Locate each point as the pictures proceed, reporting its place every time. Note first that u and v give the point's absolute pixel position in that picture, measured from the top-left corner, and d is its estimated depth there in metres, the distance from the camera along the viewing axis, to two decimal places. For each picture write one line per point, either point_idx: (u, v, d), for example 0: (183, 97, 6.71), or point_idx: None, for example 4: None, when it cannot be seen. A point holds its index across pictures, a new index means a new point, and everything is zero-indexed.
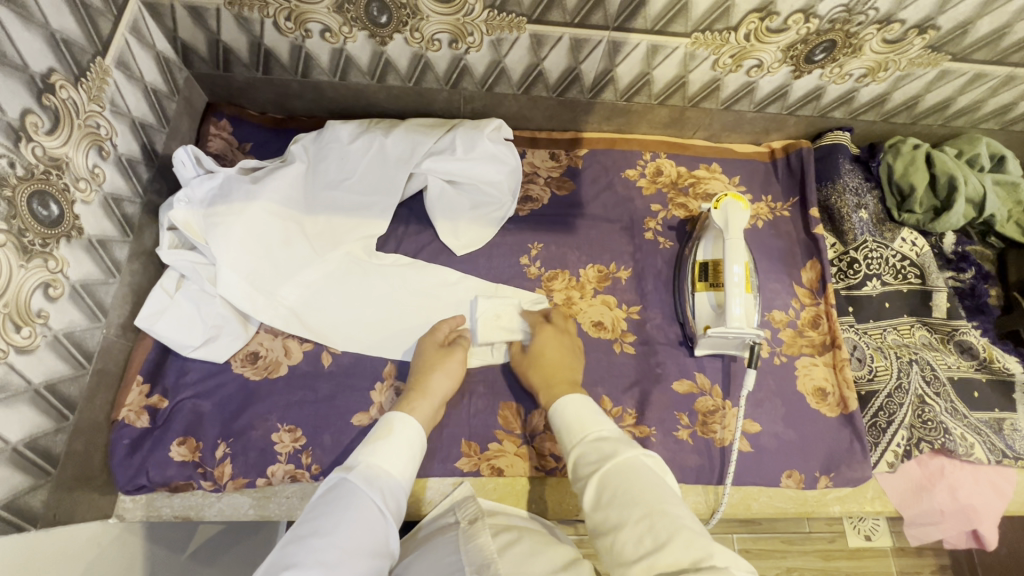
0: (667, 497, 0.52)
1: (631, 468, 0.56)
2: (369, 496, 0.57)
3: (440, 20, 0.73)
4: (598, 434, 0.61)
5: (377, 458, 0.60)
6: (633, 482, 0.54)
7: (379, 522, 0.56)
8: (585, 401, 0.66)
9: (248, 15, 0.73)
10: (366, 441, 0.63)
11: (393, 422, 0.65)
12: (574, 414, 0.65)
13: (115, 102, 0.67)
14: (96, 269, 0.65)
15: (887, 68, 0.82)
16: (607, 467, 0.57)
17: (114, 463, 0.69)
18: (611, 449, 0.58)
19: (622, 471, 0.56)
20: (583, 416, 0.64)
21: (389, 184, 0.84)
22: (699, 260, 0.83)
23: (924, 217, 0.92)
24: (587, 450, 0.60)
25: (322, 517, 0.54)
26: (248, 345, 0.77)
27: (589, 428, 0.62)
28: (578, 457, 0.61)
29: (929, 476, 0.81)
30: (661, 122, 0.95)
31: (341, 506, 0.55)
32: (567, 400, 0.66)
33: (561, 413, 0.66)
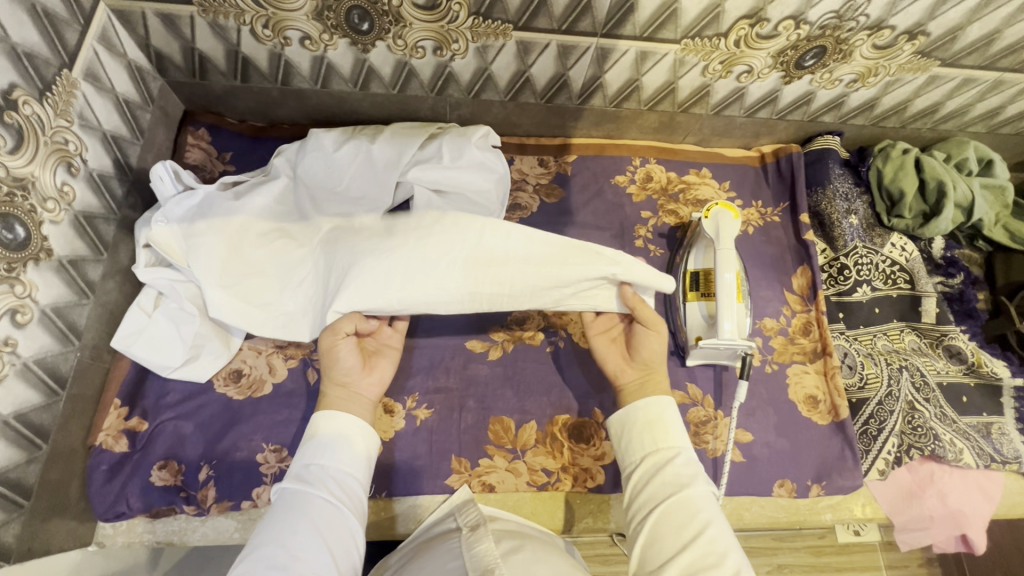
0: (732, 544, 0.54)
1: (705, 500, 0.57)
2: (320, 496, 0.57)
3: (424, 28, 0.71)
4: (687, 457, 0.61)
5: (323, 459, 0.60)
6: (711, 519, 0.56)
7: (331, 514, 0.56)
8: (674, 410, 0.65)
9: (223, 23, 0.70)
10: (307, 446, 0.62)
11: (325, 416, 0.64)
12: (664, 419, 0.64)
13: (84, 115, 0.64)
14: (68, 290, 0.63)
15: (877, 74, 0.82)
16: (683, 494, 0.58)
17: (92, 489, 0.67)
18: (695, 478, 0.59)
19: (701, 502, 0.57)
20: (672, 429, 0.63)
21: (377, 190, 0.80)
22: (690, 270, 0.82)
23: (913, 222, 0.92)
24: (670, 464, 0.61)
25: (271, 531, 0.53)
26: (230, 363, 0.75)
27: (675, 443, 0.62)
28: (658, 467, 0.61)
29: (918, 482, 0.81)
30: (651, 127, 0.94)
31: (288, 515, 0.54)
32: (658, 399, 0.65)
33: (644, 414, 0.64)
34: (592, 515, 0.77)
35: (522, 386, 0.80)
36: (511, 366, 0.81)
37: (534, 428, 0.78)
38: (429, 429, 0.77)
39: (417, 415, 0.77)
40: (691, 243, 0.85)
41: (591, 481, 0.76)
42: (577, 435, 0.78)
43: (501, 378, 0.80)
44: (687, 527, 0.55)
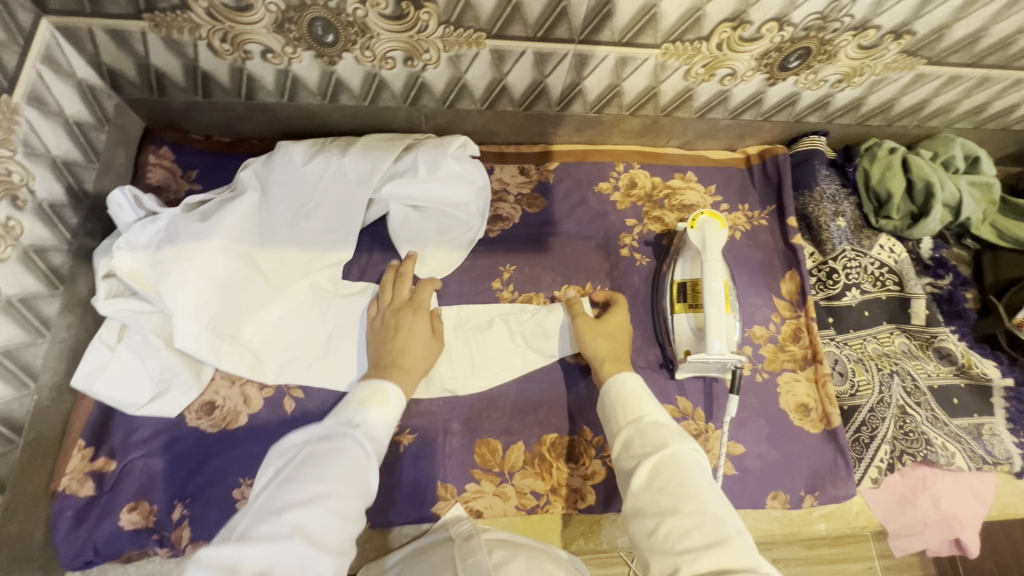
0: (714, 497, 0.51)
1: (682, 458, 0.54)
2: (361, 455, 0.54)
3: (392, 38, 0.67)
4: (654, 419, 0.59)
5: (366, 423, 0.57)
6: (689, 477, 0.52)
7: (359, 477, 0.52)
8: (635, 383, 0.63)
9: (178, 37, 0.66)
10: (353, 405, 0.59)
11: (379, 387, 0.61)
12: (628, 394, 0.62)
13: (28, 143, 0.60)
14: (20, 331, 0.60)
15: (863, 74, 0.79)
16: (656, 458, 0.54)
17: (57, 537, 0.63)
18: (665, 438, 0.56)
19: (676, 465, 0.54)
20: (634, 400, 0.61)
21: (349, 211, 0.78)
22: (676, 280, 0.79)
23: (901, 223, 0.91)
24: (640, 434, 0.58)
25: (302, 472, 0.50)
26: (202, 395, 0.71)
27: (638, 411, 0.60)
28: (629, 442, 0.58)
29: (911, 487, 0.80)
30: (634, 131, 0.91)
31: (323, 461, 0.51)
32: (619, 379, 0.64)
33: (612, 392, 0.63)
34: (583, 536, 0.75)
35: (507, 406, 0.78)
36: (495, 387, 0.78)
37: (521, 450, 0.76)
38: (413, 455, 0.74)
39: (400, 441, 0.74)
40: (676, 253, 0.83)
41: (581, 501, 0.75)
42: (566, 453, 0.76)
43: (486, 399, 0.78)
44: (664, 491, 0.52)
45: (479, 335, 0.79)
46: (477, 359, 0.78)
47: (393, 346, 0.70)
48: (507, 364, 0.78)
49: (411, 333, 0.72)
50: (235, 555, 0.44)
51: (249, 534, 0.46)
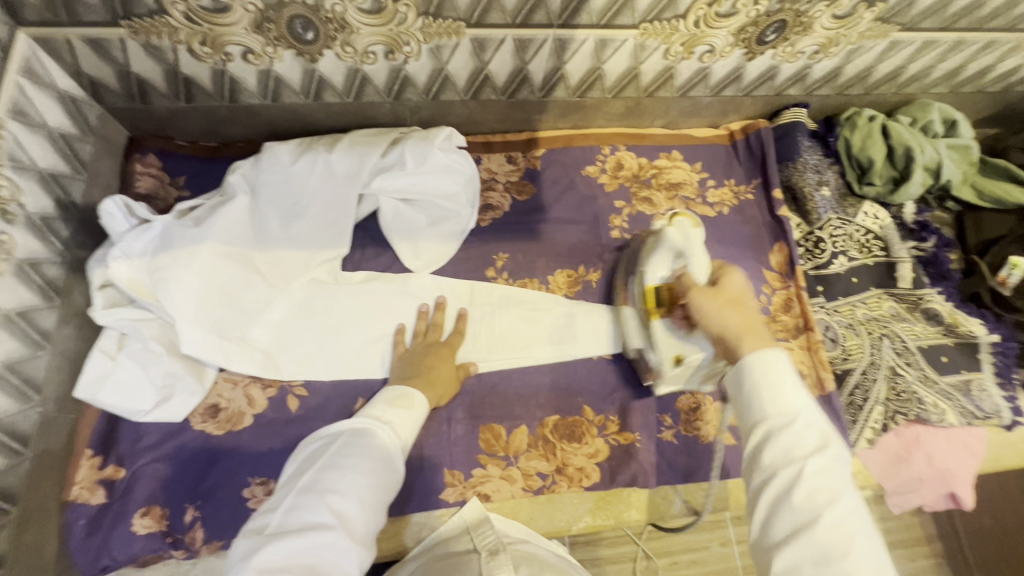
0: (859, 527, 0.43)
1: (835, 469, 0.44)
2: (391, 446, 0.56)
3: (373, 32, 0.68)
4: (806, 418, 0.46)
5: (395, 419, 0.59)
6: (840, 495, 0.43)
7: (388, 471, 0.53)
8: (782, 364, 0.49)
9: (158, 43, 0.66)
10: (382, 402, 0.61)
11: (406, 390, 0.64)
12: (768, 379, 0.48)
13: (15, 156, 0.60)
14: (19, 344, 0.61)
15: (839, 44, 0.81)
16: (811, 465, 0.44)
17: (72, 546, 0.64)
18: (821, 440, 0.45)
19: (823, 477, 0.44)
20: (776, 390, 0.48)
21: (340, 208, 0.79)
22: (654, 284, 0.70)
23: (884, 189, 0.93)
24: (789, 436, 0.45)
25: (336, 464, 0.51)
26: (207, 398, 0.72)
27: (784, 404, 0.47)
28: (773, 436, 0.46)
29: (905, 445, 0.82)
30: (618, 114, 0.92)
31: (356, 452, 0.53)
32: (761, 358, 0.49)
33: (747, 375, 0.49)
34: (591, 514, 0.76)
35: (509, 392, 0.79)
36: (497, 373, 0.80)
37: (524, 433, 0.77)
38: (419, 444, 0.75)
39: None
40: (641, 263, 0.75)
41: (586, 479, 0.76)
42: (569, 434, 0.78)
43: (488, 386, 0.79)
44: (804, 503, 0.43)
45: (484, 323, 0.82)
46: (490, 337, 0.81)
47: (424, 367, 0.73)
48: (515, 346, 0.81)
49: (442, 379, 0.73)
50: (272, 549, 0.44)
51: (281, 527, 0.46)
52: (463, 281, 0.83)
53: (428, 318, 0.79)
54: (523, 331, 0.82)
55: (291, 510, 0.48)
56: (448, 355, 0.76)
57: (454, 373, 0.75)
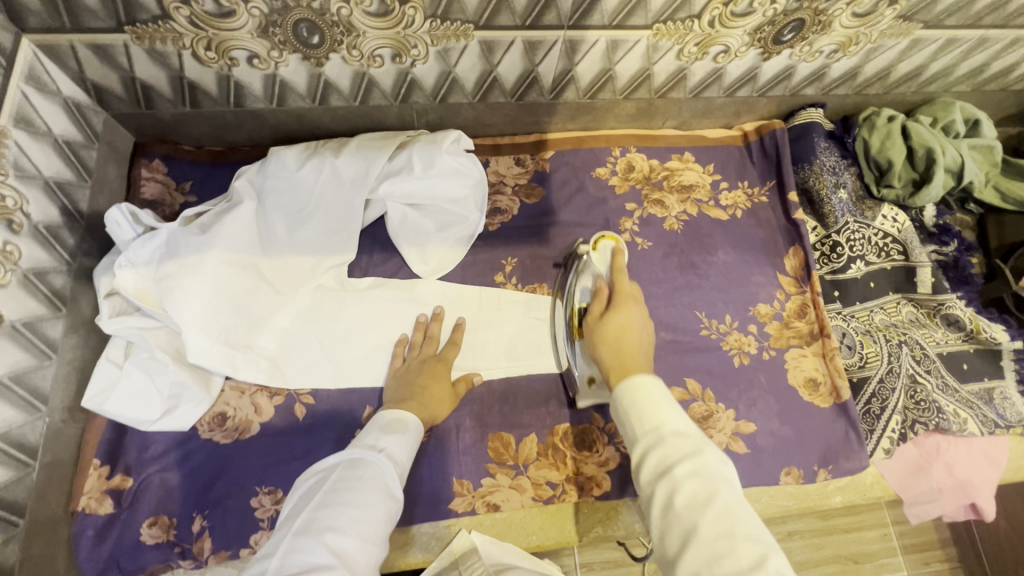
0: (744, 517, 0.41)
1: (709, 469, 0.43)
2: (389, 474, 0.54)
3: (379, 36, 0.66)
4: (675, 426, 0.47)
5: (391, 445, 0.58)
6: (717, 493, 0.42)
7: (386, 503, 0.52)
8: (649, 382, 0.51)
9: (161, 48, 0.65)
10: (376, 429, 0.60)
11: (400, 414, 0.63)
12: (639, 396, 0.50)
13: (19, 165, 0.60)
14: (26, 355, 0.61)
15: (859, 42, 0.78)
16: (682, 468, 0.43)
17: (80, 556, 0.64)
18: (695, 446, 0.45)
19: (699, 478, 0.43)
20: (647, 405, 0.49)
21: (347, 213, 0.78)
22: (577, 306, 0.76)
23: (903, 191, 0.90)
24: (665, 447, 0.46)
25: (333, 500, 0.50)
26: (213, 407, 0.71)
27: (656, 419, 0.48)
28: (648, 454, 0.46)
29: (925, 455, 0.80)
30: (629, 115, 0.90)
31: (353, 485, 0.51)
32: (629, 381, 0.51)
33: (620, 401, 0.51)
34: (599, 524, 0.75)
35: (517, 399, 0.78)
36: (505, 381, 0.78)
37: (534, 442, 0.76)
38: (426, 452, 0.74)
39: None
40: (570, 277, 0.79)
41: (597, 488, 0.75)
42: (578, 442, 0.76)
43: (496, 394, 0.78)
44: (686, 507, 0.42)
45: (491, 329, 0.81)
46: (498, 344, 0.80)
47: (420, 385, 0.71)
48: (522, 353, 0.80)
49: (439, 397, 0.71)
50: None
51: (278, 571, 0.44)
52: (471, 287, 0.82)
53: (425, 330, 0.78)
54: (532, 337, 0.81)
55: (290, 553, 0.45)
56: (444, 372, 0.74)
57: (451, 391, 0.73)
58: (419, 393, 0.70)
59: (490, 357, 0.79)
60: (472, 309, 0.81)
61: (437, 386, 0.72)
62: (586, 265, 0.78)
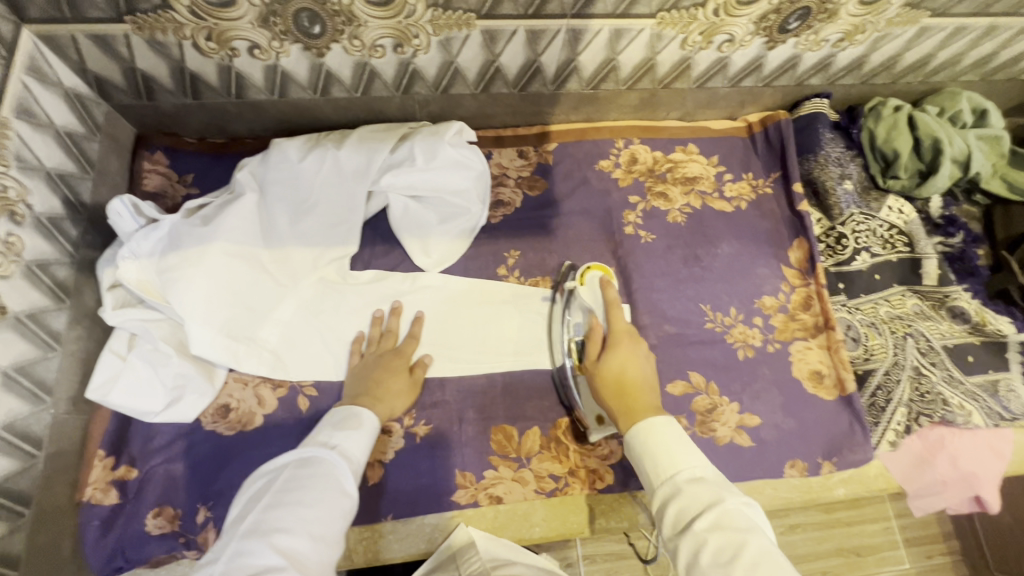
0: (772, 562, 0.42)
1: (732, 519, 0.45)
2: (342, 471, 0.54)
3: (380, 25, 0.66)
4: (690, 474, 0.50)
5: (344, 442, 0.58)
6: (745, 541, 0.43)
7: (339, 498, 0.52)
8: (664, 427, 0.54)
9: (162, 39, 0.65)
10: (330, 425, 0.60)
11: (353, 408, 0.62)
12: (655, 442, 0.53)
13: (21, 156, 0.59)
14: (31, 346, 0.61)
15: (865, 31, 0.78)
16: (704, 518, 0.45)
17: (86, 546, 0.64)
18: (713, 495, 0.47)
19: (722, 526, 0.45)
20: (664, 454, 0.52)
21: (348, 205, 0.77)
22: (575, 342, 0.75)
23: (909, 182, 0.89)
24: (685, 497, 0.48)
25: (282, 501, 0.50)
26: (217, 399, 0.71)
27: (670, 468, 0.51)
28: (668, 505, 0.49)
29: (929, 448, 0.79)
30: (632, 106, 0.89)
31: (302, 485, 0.51)
32: (641, 426, 0.54)
33: (635, 446, 0.54)
34: (603, 516, 0.75)
35: (520, 392, 0.78)
36: (508, 373, 0.78)
37: (537, 434, 0.76)
38: (429, 444, 0.74)
39: (416, 432, 0.74)
40: (561, 314, 0.79)
41: (600, 481, 0.75)
42: (581, 435, 0.76)
43: (499, 386, 0.78)
44: (712, 561, 0.43)
45: (494, 322, 0.80)
46: (501, 336, 0.80)
47: (376, 380, 0.70)
48: (525, 346, 0.80)
49: (392, 390, 0.70)
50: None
51: (225, 574, 0.44)
52: (474, 279, 0.82)
53: (382, 324, 0.76)
54: (535, 330, 0.80)
55: (236, 557, 0.46)
56: (401, 365, 0.73)
57: (409, 383, 0.73)
58: (371, 386, 0.69)
59: (493, 349, 0.79)
60: (475, 302, 0.81)
61: (393, 380, 0.71)
62: (575, 298, 0.78)
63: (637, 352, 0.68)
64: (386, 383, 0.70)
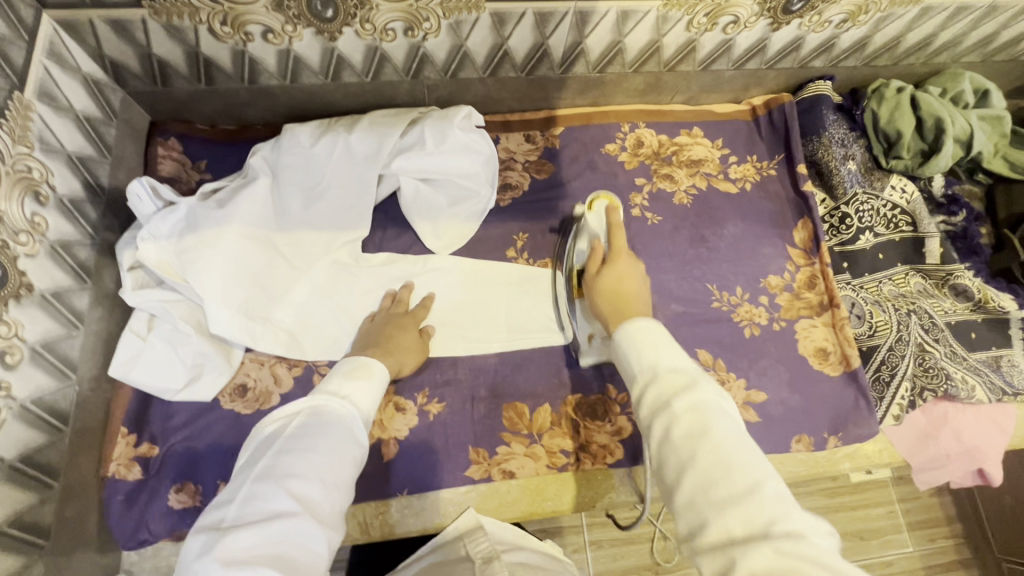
0: (744, 451, 0.41)
1: (706, 403, 0.44)
2: (353, 422, 0.55)
3: (392, 8, 0.67)
4: (672, 364, 0.47)
5: (354, 392, 0.58)
6: (714, 422, 0.42)
7: (350, 447, 0.53)
8: (648, 325, 0.51)
9: (178, 23, 0.66)
10: (341, 375, 0.60)
11: (364, 360, 0.63)
12: (640, 336, 0.50)
13: (44, 138, 0.61)
14: (56, 324, 0.62)
15: (868, 11, 0.79)
16: (678, 404, 0.44)
17: (111, 520, 0.66)
18: (688, 380, 0.46)
19: (694, 412, 0.43)
20: (645, 344, 0.49)
21: (360, 189, 0.79)
22: (575, 267, 0.80)
23: (912, 162, 0.90)
24: (661, 385, 0.46)
25: (295, 447, 0.50)
26: (234, 378, 0.73)
27: (653, 357, 0.48)
28: (643, 391, 0.47)
29: (933, 422, 0.81)
30: (637, 90, 0.90)
31: (314, 432, 0.52)
32: (628, 325, 0.52)
33: (619, 343, 0.52)
34: (614, 491, 0.76)
35: (531, 370, 0.79)
36: (519, 352, 0.80)
37: (548, 411, 0.77)
38: (443, 421, 0.76)
39: (429, 410, 0.76)
40: (569, 241, 0.82)
41: (610, 456, 0.76)
42: (592, 411, 0.78)
43: (510, 365, 0.79)
44: (682, 440, 0.43)
45: (504, 303, 0.82)
46: (511, 317, 0.81)
47: (386, 336, 0.73)
48: (535, 325, 0.81)
49: (402, 345, 0.73)
50: (234, 541, 0.43)
51: (239, 518, 0.45)
52: (484, 261, 0.83)
53: (394, 294, 0.79)
54: (544, 310, 0.82)
55: (249, 500, 0.46)
56: (412, 324, 0.76)
57: (418, 341, 0.75)
58: (382, 341, 0.72)
59: (504, 329, 0.80)
60: (486, 283, 0.83)
61: (404, 337, 0.74)
62: (584, 226, 0.80)
63: (634, 269, 0.71)
64: (398, 340, 0.73)
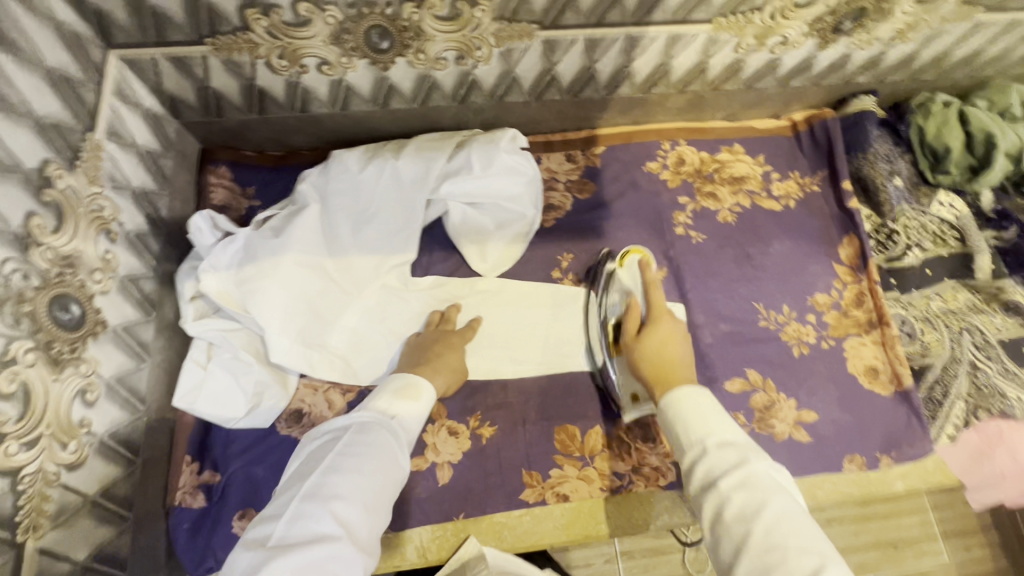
0: (805, 535, 0.42)
1: (758, 480, 0.46)
2: (398, 444, 0.56)
3: (447, 38, 0.68)
4: (721, 438, 0.50)
5: (402, 412, 0.59)
6: (767, 501, 0.44)
7: (392, 469, 0.54)
8: (695, 395, 0.54)
9: (238, 58, 0.67)
10: (389, 392, 0.60)
11: (412, 379, 0.63)
12: (689, 408, 0.53)
13: (114, 177, 0.63)
14: (126, 357, 0.64)
15: (917, 28, 0.78)
16: (727, 480, 0.46)
17: (178, 548, 0.67)
18: (740, 457, 0.48)
19: (745, 489, 0.45)
20: (695, 416, 0.52)
21: (408, 213, 0.79)
22: (610, 322, 0.77)
23: (960, 176, 0.90)
24: (711, 459, 0.49)
25: (340, 467, 0.51)
26: (290, 404, 0.74)
27: (703, 430, 0.51)
28: (696, 465, 0.49)
29: (985, 441, 0.79)
30: (679, 108, 0.90)
31: (358, 452, 0.52)
32: (675, 395, 0.55)
33: (666, 414, 0.55)
34: (667, 513, 0.76)
35: (580, 392, 0.79)
36: (567, 374, 0.80)
37: (599, 434, 0.77)
38: (494, 445, 0.76)
39: (481, 434, 0.76)
40: (598, 292, 0.80)
41: (662, 478, 0.76)
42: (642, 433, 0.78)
43: (559, 388, 0.79)
44: (736, 519, 0.44)
45: (551, 325, 0.82)
46: (558, 339, 0.81)
47: (430, 353, 0.72)
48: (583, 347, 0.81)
49: (446, 365, 0.72)
50: (278, 559, 0.44)
51: (284, 538, 0.46)
52: (530, 283, 0.84)
53: (442, 314, 0.79)
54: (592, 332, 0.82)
55: (295, 519, 0.47)
56: (458, 343, 0.75)
57: (457, 362, 0.74)
58: (430, 356, 0.72)
59: (552, 352, 0.81)
60: (532, 305, 0.83)
61: (446, 355, 0.73)
62: (614, 279, 0.80)
63: (670, 326, 0.70)
64: (444, 359, 0.72)
